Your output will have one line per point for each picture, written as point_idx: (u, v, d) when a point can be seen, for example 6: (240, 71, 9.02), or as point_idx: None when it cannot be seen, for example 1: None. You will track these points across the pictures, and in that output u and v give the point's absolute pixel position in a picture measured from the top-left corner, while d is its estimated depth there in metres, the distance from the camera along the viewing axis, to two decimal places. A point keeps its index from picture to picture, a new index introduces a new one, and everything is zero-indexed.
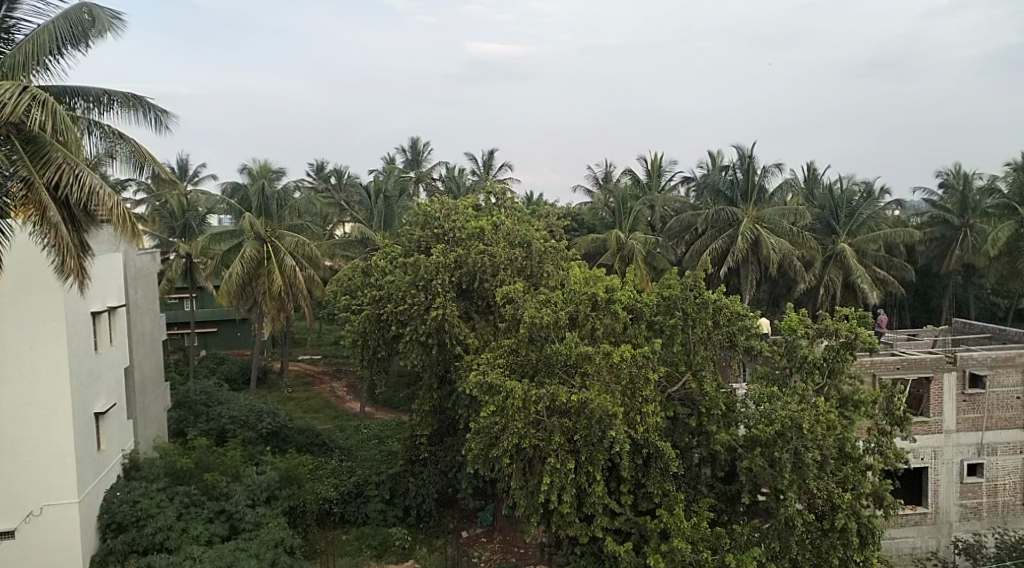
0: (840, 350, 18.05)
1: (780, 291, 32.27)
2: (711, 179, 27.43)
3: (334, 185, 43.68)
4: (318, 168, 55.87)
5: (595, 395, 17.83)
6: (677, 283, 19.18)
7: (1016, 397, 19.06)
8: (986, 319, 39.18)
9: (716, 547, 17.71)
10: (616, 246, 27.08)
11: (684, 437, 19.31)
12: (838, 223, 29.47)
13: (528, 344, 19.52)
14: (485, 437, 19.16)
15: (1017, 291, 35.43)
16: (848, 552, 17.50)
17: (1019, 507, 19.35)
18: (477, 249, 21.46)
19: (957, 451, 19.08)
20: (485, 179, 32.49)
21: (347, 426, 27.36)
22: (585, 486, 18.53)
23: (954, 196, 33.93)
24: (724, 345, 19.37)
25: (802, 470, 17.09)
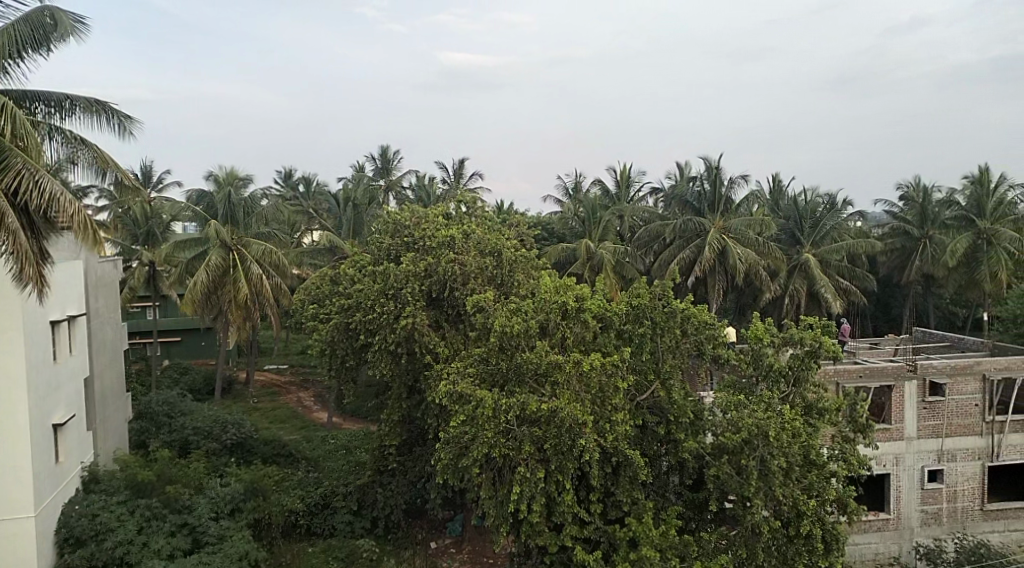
0: (805, 359, 18.38)
1: (746, 301, 32.73)
2: (679, 189, 27.77)
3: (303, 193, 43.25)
4: (285, 178, 54.36)
5: (565, 403, 17.99)
6: (646, 292, 19.38)
7: (974, 404, 19.44)
8: (945, 328, 40.01)
9: (684, 555, 17.93)
10: (586, 256, 27.28)
11: (653, 445, 19.43)
12: (803, 234, 30.09)
13: (499, 353, 19.61)
14: (455, 447, 19.16)
15: (975, 301, 36.26)
16: (813, 558, 17.78)
17: (978, 513, 19.73)
18: (448, 258, 21.42)
19: (918, 458, 19.49)
20: (456, 188, 32.50)
21: (314, 436, 27.05)
22: (554, 495, 18.61)
23: (914, 208, 34.40)
24: (693, 354, 19.59)
25: (767, 477, 17.33)
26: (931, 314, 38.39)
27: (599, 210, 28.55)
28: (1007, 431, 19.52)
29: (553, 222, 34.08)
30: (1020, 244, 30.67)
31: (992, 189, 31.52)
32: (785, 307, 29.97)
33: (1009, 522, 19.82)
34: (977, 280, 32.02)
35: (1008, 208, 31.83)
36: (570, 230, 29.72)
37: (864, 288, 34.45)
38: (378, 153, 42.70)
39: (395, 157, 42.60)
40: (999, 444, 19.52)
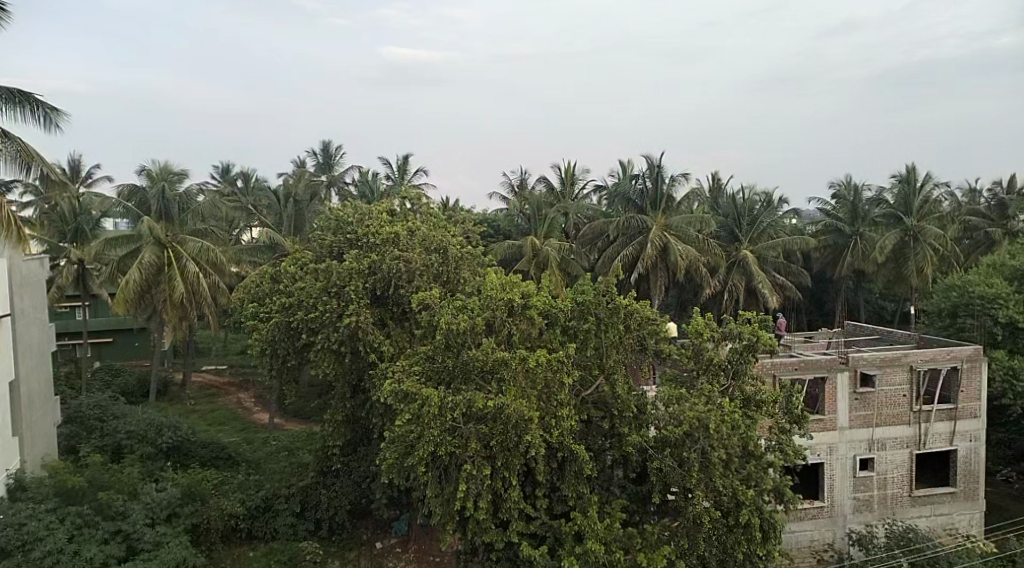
0: (742, 352, 19.00)
1: (688, 297, 33.47)
2: (621, 187, 28.04)
3: (243, 188, 42.30)
4: (224, 173, 52.86)
5: (512, 399, 18.14)
6: (590, 288, 19.59)
7: (903, 395, 20.24)
8: (875, 322, 41.52)
9: (628, 547, 18.26)
10: (532, 253, 27.42)
11: (597, 439, 19.70)
12: (741, 231, 30.75)
13: (445, 351, 19.65)
14: (401, 446, 19.15)
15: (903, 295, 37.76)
16: (752, 546, 18.22)
17: (907, 499, 20.50)
18: (392, 255, 21.46)
19: (850, 447, 20.20)
20: (400, 185, 32.23)
21: (255, 438, 26.54)
22: (501, 492, 18.67)
23: (845, 206, 35.15)
24: (636, 349, 19.85)
25: (708, 469, 17.99)
26: (862, 309, 39.78)
27: (544, 207, 28.63)
28: (933, 420, 20.32)
29: (498, 218, 34.11)
30: (945, 240, 32.07)
31: (919, 187, 32.76)
32: (724, 302, 30.70)
33: (936, 507, 20.55)
34: (903, 275, 33.32)
35: (932, 206, 33.23)
36: (517, 227, 29.81)
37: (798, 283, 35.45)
38: (319, 148, 42.03)
39: (336, 153, 41.97)
40: (926, 433, 20.33)
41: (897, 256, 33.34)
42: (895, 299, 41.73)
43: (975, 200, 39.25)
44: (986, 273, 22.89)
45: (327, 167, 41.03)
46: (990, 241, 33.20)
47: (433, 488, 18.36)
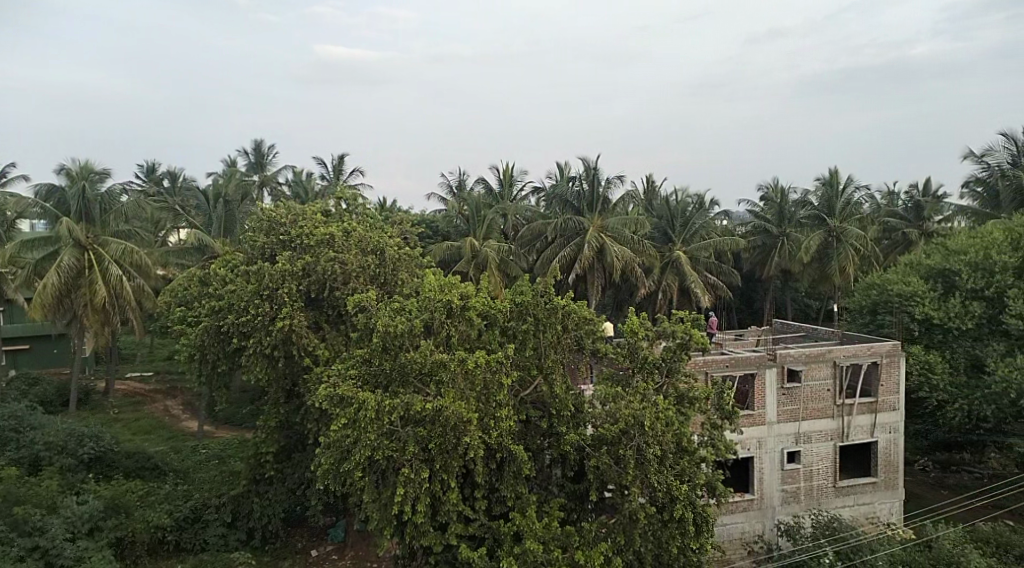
0: (676, 351, 19.40)
1: (623, 297, 33.99)
2: (558, 189, 28.32)
3: (171, 187, 41.04)
4: (149, 172, 51.18)
5: (449, 401, 18.08)
6: (528, 289, 19.83)
7: (827, 389, 20.99)
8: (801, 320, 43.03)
9: (566, 545, 18.43)
10: (471, 254, 27.45)
11: (536, 439, 19.78)
12: (674, 232, 31.53)
13: (381, 353, 19.51)
14: (337, 452, 19.03)
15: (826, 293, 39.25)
16: (685, 539, 18.65)
17: (831, 489, 21.17)
18: (327, 256, 21.46)
19: (778, 440, 20.84)
20: (334, 186, 31.80)
21: (183, 447, 25.75)
22: (439, 495, 18.60)
23: (773, 208, 36.36)
24: (574, 350, 20.03)
25: (643, 465, 18.28)
26: (788, 308, 41.13)
27: (482, 208, 28.67)
28: (855, 413, 21.09)
29: (437, 220, 34.01)
30: (865, 241, 33.44)
31: (841, 190, 34.01)
32: (659, 301, 31.26)
33: (858, 497, 21.31)
34: (827, 274, 34.60)
35: (854, 208, 34.55)
36: (455, 228, 29.75)
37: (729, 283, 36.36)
38: (250, 148, 40.85)
39: (269, 152, 40.83)
40: (849, 425, 21.08)
41: (821, 256, 34.59)
42: (819, 298, 43.26)
43: (894, 202, 41.10)
44: (904, 272, 23.96)
45: (259, 166, 40.15)
46: (906, 241, 34.81)
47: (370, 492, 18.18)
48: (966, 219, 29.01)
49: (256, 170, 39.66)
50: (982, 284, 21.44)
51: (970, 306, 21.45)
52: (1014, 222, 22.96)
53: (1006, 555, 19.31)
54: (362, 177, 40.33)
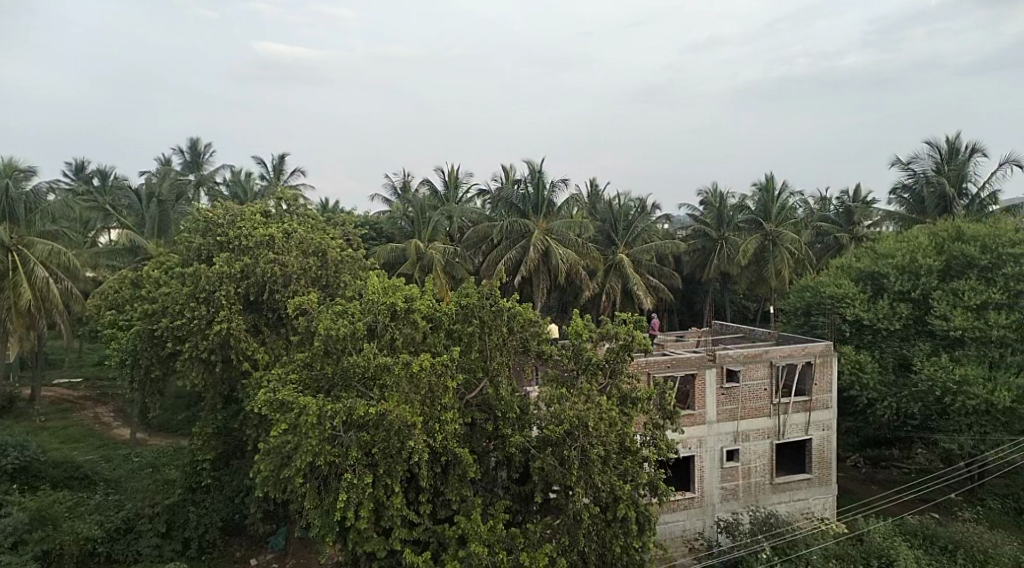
0: (619, 351, 19.60)
1: (568, 299, 34.21)
2: (504, 192, 28.49)
3: (102, 186, 39.80)
4: (76, 169, 49.37)
5: (393, 406, 17.92)
6: (474, 292, 19.85)
7: (764, 388, 21.57)
8: (739, 321, 44.18)
9: (511, 548, 18.44)
10: (415, 257, 27.26)
11: (481, 441, 19.67)
12: (616, 235, 31.98)
13: (324, 357, 19.44)
14: (277, 458, 18.82)
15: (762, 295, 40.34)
16: (629, 538, 18.90)
17: (768, 486, 21.76)
18: (267, 258, 21.07)
19: (718, 440, 21.29)
20: (274, 186, 31.31)
21: (115, 456, 24.91)
22: (383, 500, 18.31)
23: (712, 212, 37.20)
24: (519, 352, 20.11)
25: (588, 466, 18.47)
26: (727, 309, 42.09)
27: (428, 209, 28.60)
28: (790, 411, 21.73)
29: (380, 221, 33.76)
30: (799, 244, 34.46)
31: (777, 195, 35.25)
32: (602, 304, 31.60)
33: (794, 493, 21.93)
34: (764, 277, 35.54)
35: (789, 213, 35.72)
36: (400, 229, 29.44)
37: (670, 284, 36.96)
38: (186, 146, 39.72)
39: (205, 151, 39.74)
40: (785, 423, 21.71)
41: (758, 259, 35.47)
42: (756, 299, 44.40)
43: (826, 207, 42.54)
44: (836, 274, 24.78)
45: (195, 165, 39.16)
46: (838, 245, 36.19)
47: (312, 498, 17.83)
48: (893, 224, 30.17)
49: (191, 169, 38.77)
50: (908, 287, 22.42)
51: (898, 307, 22.39)
52: (938, 227, 24.07)
53: (932, 546, 20.20)
54: (303, 177, 39.74)
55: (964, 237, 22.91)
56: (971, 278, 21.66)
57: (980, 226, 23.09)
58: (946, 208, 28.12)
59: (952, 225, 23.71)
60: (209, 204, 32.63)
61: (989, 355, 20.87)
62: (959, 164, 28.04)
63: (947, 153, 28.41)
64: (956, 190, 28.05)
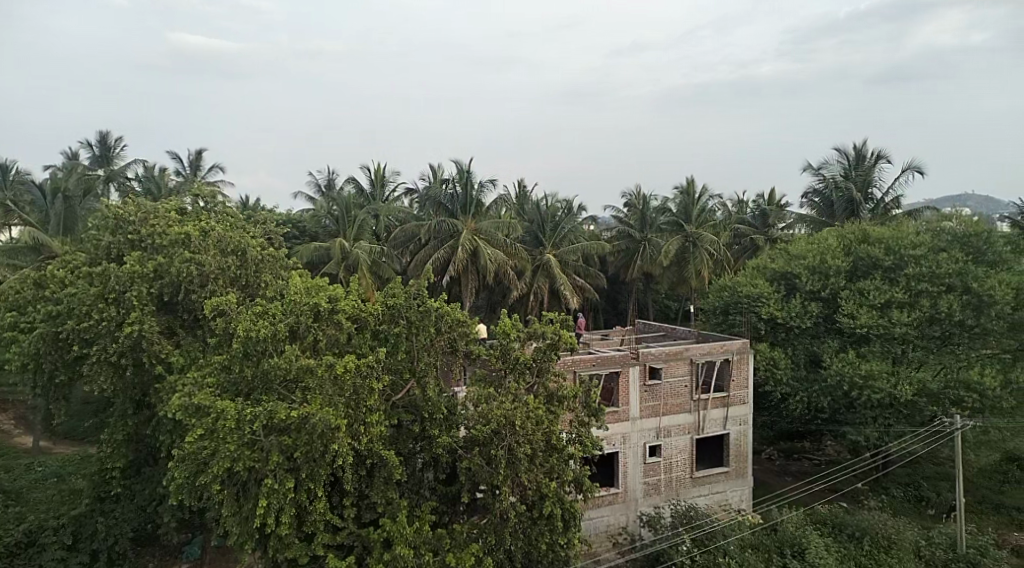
0: (547, 351, 19.70)
1: (496, 300, 34.26)
2: (431, 191, 28.15)
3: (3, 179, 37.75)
4: None
5: (317, 408, 17.38)
6: (401, 292, 19.77)
7: (684, 385, 22.19)
8: (661, 320, 45.35)
9: (437, 549, 18.34)
10: (340, 256, 26.85)
11: (407, 443, 19.40)
12: (545, 235, 32.30)
13: (242, 360, 18.81)
14: (192, 465, 18.21)
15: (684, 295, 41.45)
16: (554, 536, 18.99)
17: (689, 481, 22.39)
18: (183, 257, 20.28)
19: (641, 436, 21.76)
20: (189, 182, 30.37)
21: (16, 466, 23.87)
22: (305, 504, 17.85)
23: (635, 213, 37.83)
24: (446, 352, 19.88)
25: (515, 464, 18.48)
26: (650, 308, 43.09)
27: (352, 208, 28.22)
28: (709, 407, 22.42)
29: (302, 220, 33.22)
30: (718, 245, 35.55)
31: (697, 198, 36.40)
32: (530, 304, 31.80)
33: (713, 486, 22.62)
34: (685, 277, 36.54)
35: (708, 215, 36.96)
36: (323, 228, 28.98)
37: (595, 284, 37.56)
38: (95, 139, 37.85)
39: (117, 145, 38.04)
40: (704, 419, 22.38)
41: (679, 259, 36.46)
42: (676, 298, 45.60)
43: (744, 209, 44.05)
44: (752, 274, 25.71)
45: (105, 160, 37.55)
46: (754, 246, 37.49)
47: (230, 506, 17.33)
48: (805, 227, 31.44)
49: (100, 163, 37.15)
50: (819, 286, 23.49)
51: (809, 306, 23.41)
52: (846, 230, 25.31)
53: (840, 534, 21.27)
54: (221, 173, 38.62)
55: (870, 239, 24.21)
56: (877, 278, 22.85)
57: (885, 229, 24.43)
58: (853, 211, 29.56)
59: (859, 228, 25.00)
60: (119, 200, 31.40)
61: (892, 351, 22.18)
62: (866, 170, 29.64)
63: (855, 159, 29.96)
64: (863, 194, 29.53)
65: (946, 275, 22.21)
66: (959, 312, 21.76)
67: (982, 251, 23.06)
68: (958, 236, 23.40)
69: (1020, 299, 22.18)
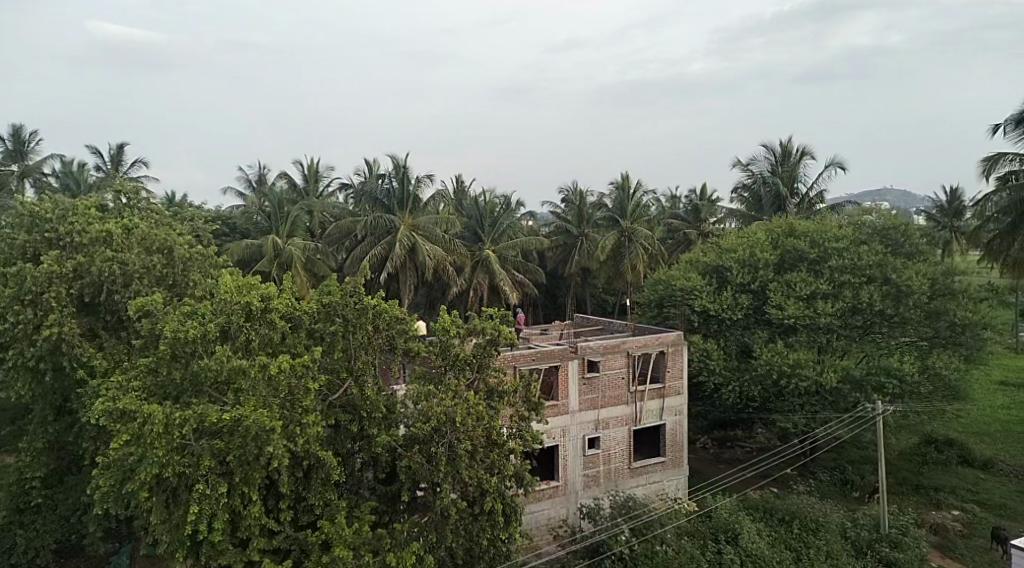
0: (486, 347, 19.61)
1: (436, 296, 34.18)
2: (367, 186, 27.94)
3: None
4: None
5: (250, 410, 16.86)
6: (337, 290, 19.25)
7: (622, 377, 22.51)
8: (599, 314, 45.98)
9: (377, 549, 18.01)
10: (273, 253, 26.28)
11: (346, 443, 19.00)
12: (483, 231, 32.10)
13: (171, 362, 18.19)
14: (117, 473, 17.50)
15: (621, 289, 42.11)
16: (495, 531, 18.96)
17: (627, 471, 22.74)
18: (104, 256, 19.38)
19: (580, 428, 22.00)
20: (111, 178, 29.27)
21: None
22: (239, 509, 17.26)
23: (573, 211, 38.28)
24: (384, 349, 19.56)
25: (455, 461, 18.34)
26: (587, 302, 43.53)
27: (285, 204, 27.58)
28: (646, 398, 22.83)
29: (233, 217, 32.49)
30: (652, 240, 36.13)
31: (632, 193, 36.69)
32: (470, 299, 31.77)
33: (650, 476, 23.05)
34: (621, 271, 37.04)
35: (644, 211, 37.35)
36: (255, 225, 28.28)
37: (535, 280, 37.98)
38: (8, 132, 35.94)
39: (33, 140, 36.17)
40: (641, 410, 22.77)
41: (615, 255, 36.92)
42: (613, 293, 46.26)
43: (677, 205, 45.06)
44: (684, 268, 26.29)
45: (20, 156, 35.68)
46: (687, 241, 38.29)
47: (159, 514, 16.64)
48: (735, 222, 32.34)
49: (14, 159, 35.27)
50: (748, 279, 24.18)
51: (739, 298, 24.08)
52: (774, 224, 26.13)
53: (771, 518, 21.98)
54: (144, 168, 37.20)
55: (796, 233, 25.09)
56: (803, 270, 23.67)
57: (810, 223, 25.33)
58: (780, 206, 30.55)
59: (786, 222, 25.83)
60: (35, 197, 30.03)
61: (818, 340, 23.09)
62: (791, 167, 30.66)
63: (781, 156, 30.95)
64: (789, 190, 30.56)
65: (867, 267, 23.23)
66: (879, 302, 22.75)
67: (900, 243, 24.24)
68: (878, 229, 24.54)
69: (936, 289, 23.36)
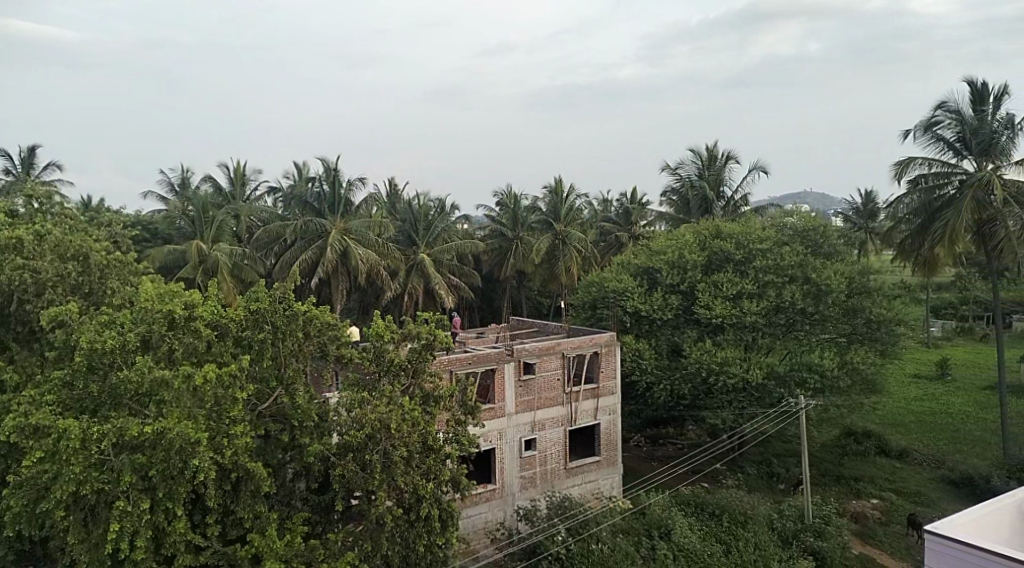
0: (421, 351, 19.33)
1: (366, 301, 33.74)
2: (297, 191, 27.60)
3: None
4: None
5: (173, 423, 16.10)
6: (265, 296, 18.55)
7: (557, 379, 22.67)
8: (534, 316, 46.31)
9: (310, 561, 17.54)
10: (197, 258, 25.42)
11: (276, 454, 18.41)
12: (418, 236, 31.90)
13: (87, 374, 17.38)
14: (30, 492, 16.53)
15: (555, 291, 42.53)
16: (432, 537, 18.69)
17: (562, 472, 22.90)
18: (13, 264, 18.30)
19: (516, 430, 22.05)
20: (20, 181, 27.85)
21: None
22: (164, 525, 16.49)
23: (508, 214, 38.20)
24: (315, 355, 19.21)
25: (391, 468, 18.03)
26: (520, 304, 43.77)
27: (210, 208, 26.71)
28: (580, 398, 23.05)
29: (153, 221, 31.35)
30: (585, 242, 36.61)
31: (565, 197, 37.11)
32: (405, 304, 31.49)
33: (585, 476, 23.28)
34: (555, 274, 37.36)
35: (577, 214, 37.81)
36: (178, 230, 27.35)
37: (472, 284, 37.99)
38: None
39: None
40: (575, 410, 22.98)
41: (549, 258, 37.25)
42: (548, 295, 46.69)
43: (608, 208, 45.78)
44: (616, 270, 26.75)
45: None
46: (619, 243, 38.96)
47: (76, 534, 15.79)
48: (663, 224, 33.09)
49: None
50: (678, 280, 24.74)
51: (669, 299, 24.64)
52: (701, 226, 26.83)
53: (702, 513, 22.51)
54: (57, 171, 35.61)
55: (722, 235, 25.79)
56: (729, 271, 24.38)
57: (735, 225, 26.12)
58: (707, 209, 31.40)
59: (712, 224, 26.57)
60: None
61: (744, 338, 23.77)
62: (717, 170, 31.55)
63: (707, 160, 31.80)
64: (715, 193, 31.44)
65: (790, 267, 24.08)
66: (801, 300, 23.61)
67: (820, 244, 25.24)
68: (799, 230, 25.50)
69: (853, 287, 24.39)
